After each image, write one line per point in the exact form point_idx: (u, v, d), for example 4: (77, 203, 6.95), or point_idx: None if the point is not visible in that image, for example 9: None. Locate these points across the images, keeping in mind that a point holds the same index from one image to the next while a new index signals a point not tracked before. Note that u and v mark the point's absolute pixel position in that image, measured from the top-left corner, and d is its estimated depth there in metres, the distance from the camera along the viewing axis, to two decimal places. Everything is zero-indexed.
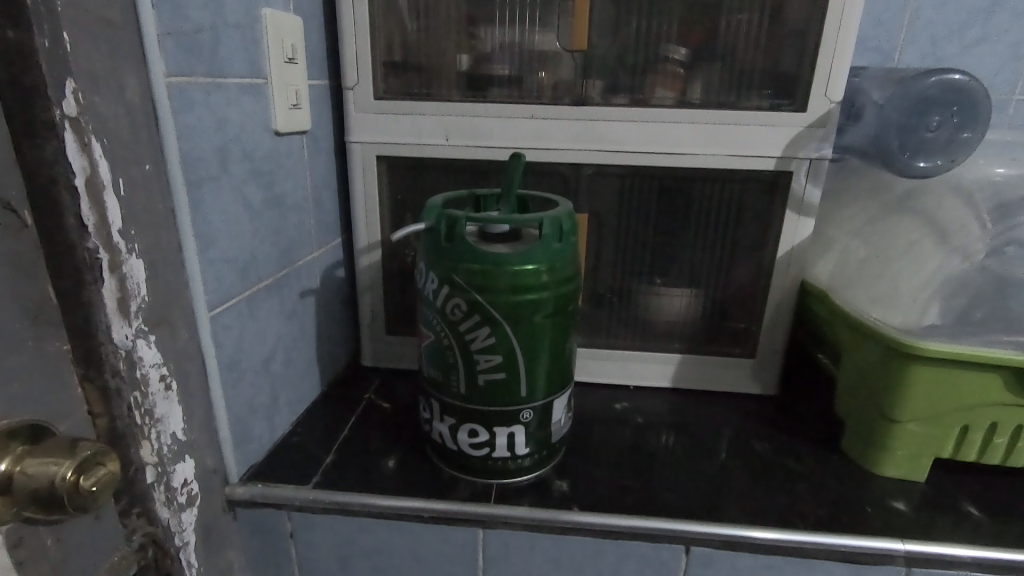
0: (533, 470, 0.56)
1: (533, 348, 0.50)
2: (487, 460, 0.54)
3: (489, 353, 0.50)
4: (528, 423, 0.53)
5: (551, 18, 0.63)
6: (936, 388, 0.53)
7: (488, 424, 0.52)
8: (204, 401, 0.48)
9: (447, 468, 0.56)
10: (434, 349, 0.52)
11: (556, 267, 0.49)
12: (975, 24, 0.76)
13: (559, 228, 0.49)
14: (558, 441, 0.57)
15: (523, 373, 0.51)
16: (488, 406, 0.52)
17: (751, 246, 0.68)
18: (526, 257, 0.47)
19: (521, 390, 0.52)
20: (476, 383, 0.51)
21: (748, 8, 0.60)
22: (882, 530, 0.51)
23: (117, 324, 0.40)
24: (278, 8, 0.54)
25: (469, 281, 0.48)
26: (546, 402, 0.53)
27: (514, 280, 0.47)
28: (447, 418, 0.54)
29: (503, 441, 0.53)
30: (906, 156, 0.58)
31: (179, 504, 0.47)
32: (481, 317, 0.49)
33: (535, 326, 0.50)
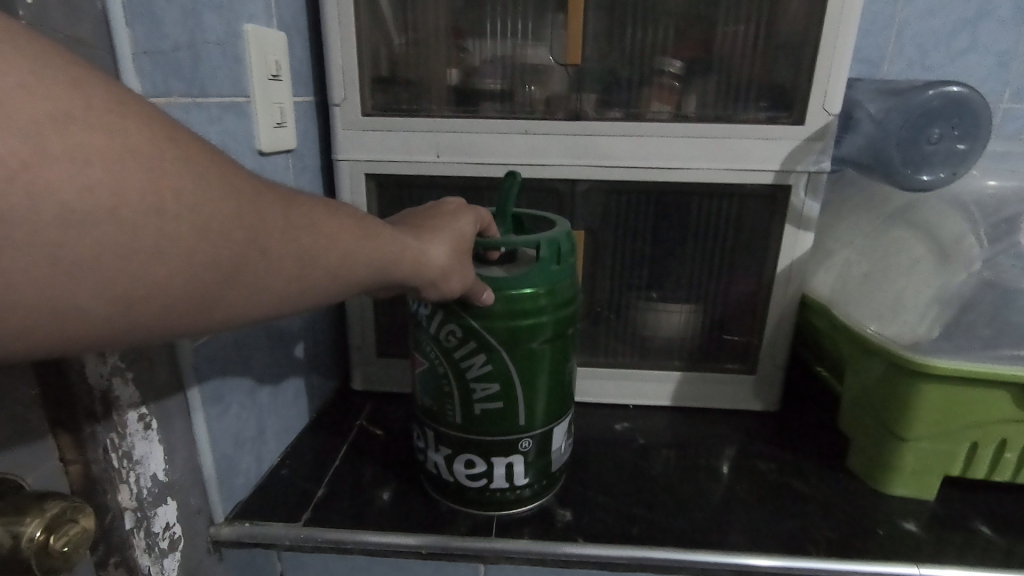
0: (533, 500, 0.54)
1: (532, 375, 0.48)
2: (484, 492, 0.52)
3: (486, 381, 0.48)
4: (527, 452, 0.51)
5: (543, 31, 0.62)
6: (945, 406, 0.52)
7: (486, 454, 0.50)
8: (187, 439, 0.46)
9: (445, 500, 0.54)
10: (428, 377, 0.50)
11: (554, 291, 0.47)
12: (962, 33, 0.77)
13: (557, 248, 0.47)
14: (559, 470, 0.55)
15: (522, 401, 0.49)
16: (486, 436, 0.50)
17: (750, 259, 0.67)
18: (524, 281, 0.45)
19: (521, 419, 0.50)
20: (473, 412, 0.49)
21: (742, 20, 0.59)
22: (895, 554, 0.50)
23: (92, 361, 0.38)
24: (261, 23, 0.52)
25: (463, 307, 0.45)
26: (545, 431, 0.51)
27: (511, 305, 0.45)
28: (443, 449, 0.52)
29: (501, 472, 0.51)
30: (909, 170, 0.57)
31: (161, 549, 0.45)
32: (478, 343, 0.47)
33: (533, 352, 0.48)
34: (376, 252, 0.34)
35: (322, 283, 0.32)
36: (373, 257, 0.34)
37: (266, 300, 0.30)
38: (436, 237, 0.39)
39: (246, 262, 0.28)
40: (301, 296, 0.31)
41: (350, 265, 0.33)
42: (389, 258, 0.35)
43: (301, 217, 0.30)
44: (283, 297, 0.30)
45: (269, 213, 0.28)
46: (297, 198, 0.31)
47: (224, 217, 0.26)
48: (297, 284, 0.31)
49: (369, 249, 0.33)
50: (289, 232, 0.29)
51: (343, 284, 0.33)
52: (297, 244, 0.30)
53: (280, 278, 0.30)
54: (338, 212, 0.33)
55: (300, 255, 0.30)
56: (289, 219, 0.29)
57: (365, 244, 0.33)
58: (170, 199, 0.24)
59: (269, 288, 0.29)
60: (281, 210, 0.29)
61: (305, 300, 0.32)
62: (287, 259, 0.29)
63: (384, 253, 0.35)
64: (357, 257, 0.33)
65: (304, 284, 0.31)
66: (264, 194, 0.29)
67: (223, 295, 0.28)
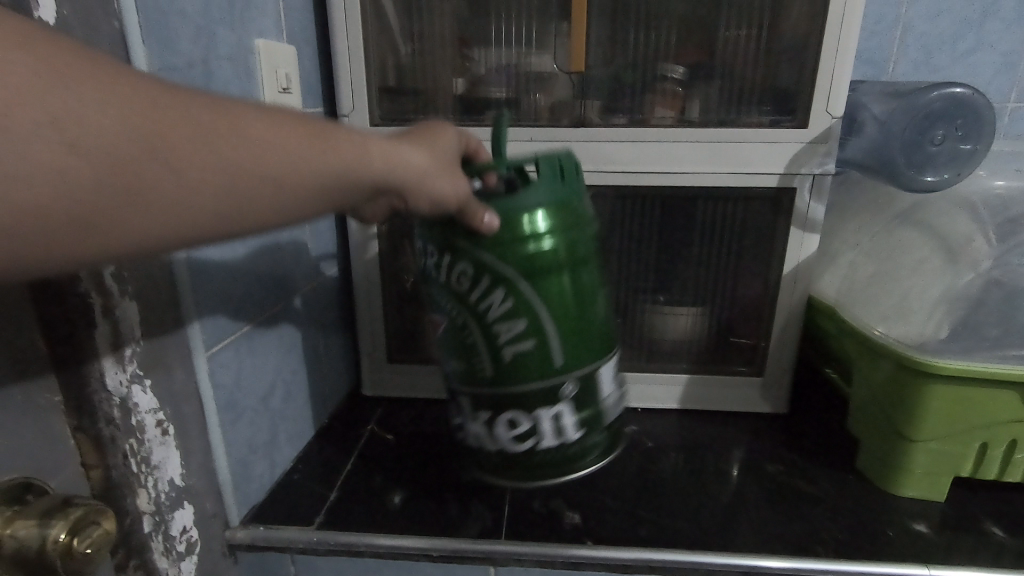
0: (589, 454, 0.50)
1: (559, 306, 0.44)
2: (534, 450, 0.48)
3: (510, 321, 0.44)
4: (573, 398, 0.47)
5: (546, 39, 0.64)
6: (954, 406, 0.52)
7: (530, 408, 0.47)
8: (203, 445, 0.47)
9: (497, 469, 0.50)
10: (450, 333, 0.47)
11: (566, 209, 0.44)
12: (967, 33, 0.77)
13: (556, 164, 0.45)
14: (611, 420, 0.51)
15: (555, 339, 0.45)
16: (522, 384, 0.46)
17: (756, 262, 0.67)
18: (526, 199, 0.42)
19: (557, 359, 0.45)
20: (503, 359, 0.45)
21: (744, 24, 0.61)
22: (903, 555, 0.50)
23: (111, 370, 0.39)
24: (271, 37, 0.53)
25: (467, 238, 0.42)
26: (588, 372, 0.47)
27: (519, 228, 0.42)
28: (482, 412, 0.48)
29: (547, 425, 0.47)
30: (913, 172, 0.57)
31: (179, 553, 0.46)
32: (492, 280, 0.43)
33: (557, 281, 0.44)
34: (330, 161, 0.30)
35: (265, 201, 0.28)
36: (322, 165, 0.30)
37: (199, 227, 0.27)
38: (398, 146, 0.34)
39: (157, 177, 0.25)
40: (243, 219, 0.28)
41: (294, 177, 0.29)
42: (344, 167, 0.31)
43: (215, 125, 0.26)
44: (219, 223, 0.28)
45: (169, 124, 0.25)
46: (211, 102, 0.27)
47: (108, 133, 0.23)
48: (231, 205, 0.27)
49: (313, 155, 0.30)
50: (203, 145, 0.26)
51: (293, 202, 0.30)
52: (216, 158, 0.26)
53: (205, 200, 0.26)
54: (271, 116, 0.29)
55: (222, 172, 0.26)
56: (200, 129, 0.26)
57: (307, 150, 0.29)
58: (37, 119, 0.22)
59: (195, 213, 0.26)
60: (188, 119, 0.25)
61: (254, 218, 0.29)
62: (206, 176, 0.26)
63: (336, 160, 0.31)
64: (303, 165, 0.29)
65: (240, 205, 0.28)
66: (162, 100, 0.25)
67: (139, 217, 0.25)
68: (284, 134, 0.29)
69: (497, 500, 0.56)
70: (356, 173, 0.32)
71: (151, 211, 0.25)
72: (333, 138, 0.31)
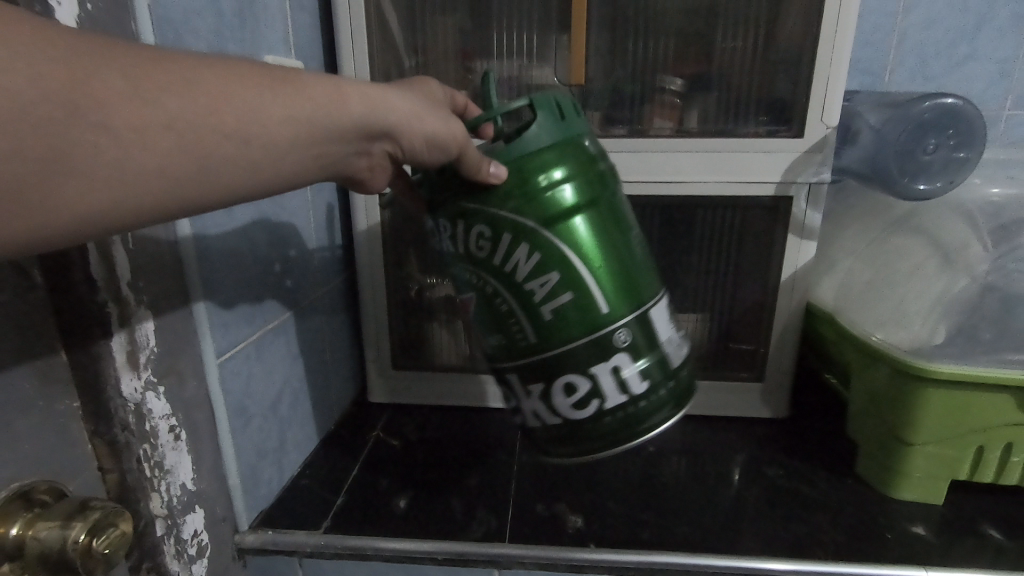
0: (666, 410, 0.44)
1: (588, 247, 0.40)
2: (603, 414, 0.42)
3: (541, 274, 0.40)
4: (631, 347, 0.42)
5: (547, 52, 0.66)
6: (950, 410, 0.53)
7: (585, 369, 0.41)
8: (213, 450, 0.48)
9: (568, 449, 0.44)
10: (482, 311, 0.43)
11: (574, 144, 0.41)
12: (962, 42, 0.78)
13: (553, 104, 0.41)
14: (682, 368, 0.45)
15: (595, 284, 0.40)
16: (571, 342, 0.41)
17: (754, 269, 0.69)
18: (528, 140, 0.39)
19: (601, 307, 0.41)
20: (544, 320, 0.40)
21: (740, 36, 0.63)
22: (902, 558, 0.51)
23: (126, 377, 0.40)
24: (279, 53, 0.55)
25: (476, 198, 0.39)
26: (639, 315, 0.42)
27: (528, 170, 0.39)
28: (534, 385, 0.43)
29: (609, 382, 0.41)
30: (906, 180, 0.58)
31: (190, 556, 0.47)
32: (511, 233, 0.39)
33: (580, 221, 0.40)
34: (294, 112, 0.30)
35: (223, 155, 0.28)
36: (278, 112, 0.29)
37: (157, 188, 0.27)
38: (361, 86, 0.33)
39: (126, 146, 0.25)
40: (210, 177, 0.28)
41: (249, 126, 0.28)
42: (300, 114, 0.30)
43: (154, 76, 0.25)
44: (179, 184, 0.27)
45: (101, 77, 0.24)
46: (147, 53, 0.26)
47: (34, 92, 0.22)
48: (188, 163, 0.27)
49: (265, 102, 0.29)
50: (142, 98, 0.25)
51: (254, 155, 0.29)
52: (161, 111, 0.25)
53: (157, 158, 0.26)
54: (213, 63, 0.28)
55: (170, 126, 0.26)
56: (136, 82, 0.25)
57: (258, 97, 0.29)
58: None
59: (150, 174, 0.26)
60: (122, 73, 0.25)
61: (230, 176, 0.29)
62: (154, 131, 0.25)
63: (291, 106, 0.30)
64: (268, 118, 0.29)
65: (197, 162, 0.27)
66: (99, 54, 0.24)
67: (116, 189, 0.25)
68: (242, 87, 0.28)
69: (500, 504, 0.57)
70: (323, 121, 0.31)
71: (126, 182, 0.25)
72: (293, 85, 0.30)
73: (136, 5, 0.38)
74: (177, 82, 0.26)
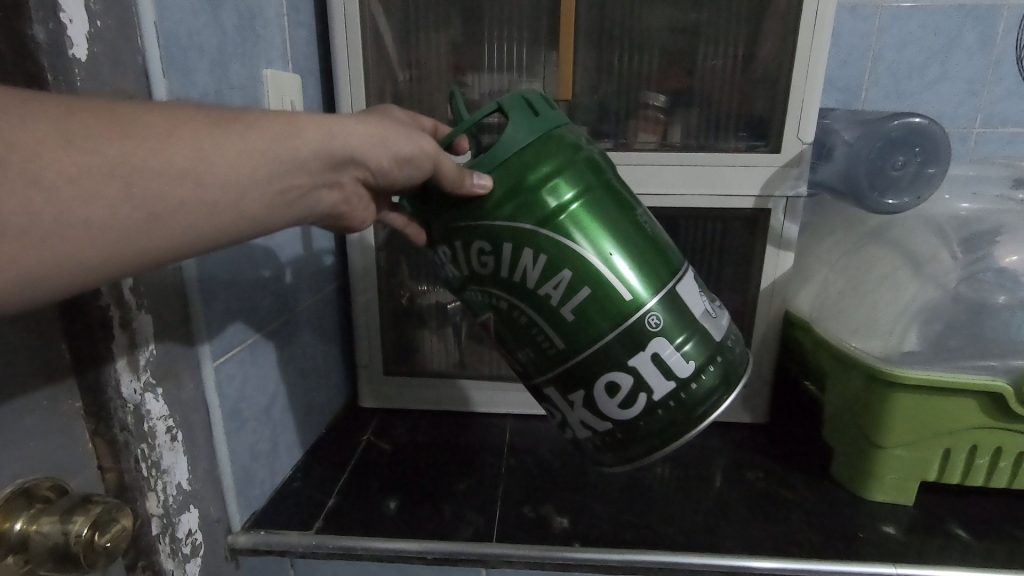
0: (716, 383, 0.44)
1: (595, 236, 0.41)
2: (655, 403, 0.42)
3: (553, 275, 0.41)
4: (664, 329, 0.42)
5: (537, 68, 0.69)
6: (919, 412, 0.55)
7: (623, 364, 0.41)
8: (208, 450, 0.49)
9: (627, 449, 0.44)
10: (503, 328, 0.44)
11: (554, 136, 0.42)
12: (933, 62, 0.81)
13: (523, 103, 0.42)
14: (722, 337, 0.45)
15: (610, 275, 0.41)
16: (596, 340, 0.41)
17: (734, 277, 0.72)
18: (513, 141, 0.41)
19: (624, 295, 0.41)
20: (567, 322, 0.41)
21: (720, 55, 0.66)
22: (874, 556, 0.53)
23: (126, 378, 0.41)
24: (278, 67, 0.57)
25: (470, 214, 0.41)
26: (664, 295, 0.42)
27: (519, 171, 0.40)
28: (574, 394, 0.43)
29: (651, 370, 0.42)
30: (876, 195, 0.61)
31: (184, 555, 0.48)
32: (514, 240, 0.41)
33: (583, 211, 0.41)
34: (248, 152, 0.31)
35: (173, 199, 0.29)
36: (225, 151, 0.30)
37: (105, 240, 0.27)
38: (311, 118, 0.35)
39: (81, 197, 0.26)
40: (172, 219, 0.29)
41: (197, 167, 0.29)
42: (249, 151, 0.31)
43: (101, 125, 0.27)
44: (129, 233, 0.28)
45: (40, 134, 0.25)
46: (96, 106, 0.27)
47: None
48: (144, 208, 0.28)
49: (214, 143, 0.30)
50: (85, 149, 0.26)
51: (206, 197, 0.30)
52: (106, 159, 0.26)
53: (102, 209, 0.27)
54: (150, 109, 0.29)
55: (112, 174, 0.27)
56: (78, 134, 0.26)
57: (205, 138, 0.30)
58: None
59: (96, 227, 0.27)
60: (51, 125, 0.25)
61: (193, 218, 0.30)
62: (94, 180, 0.26)
63: (239, 145, 0.31)
64: (220, 158, 0.30)
65: (147, 209, 0.28)
66: (50, 110, 0.26)
67: (75, 241, 0.26)
68: (190, 131, 0.29)
69: (488, 506, 0.59)
70: (278, 158, 0.33)
71: (85, 232, 0.27)
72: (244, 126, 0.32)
73: (142, 22, 0.40)
74: (125, 131, 0.27)
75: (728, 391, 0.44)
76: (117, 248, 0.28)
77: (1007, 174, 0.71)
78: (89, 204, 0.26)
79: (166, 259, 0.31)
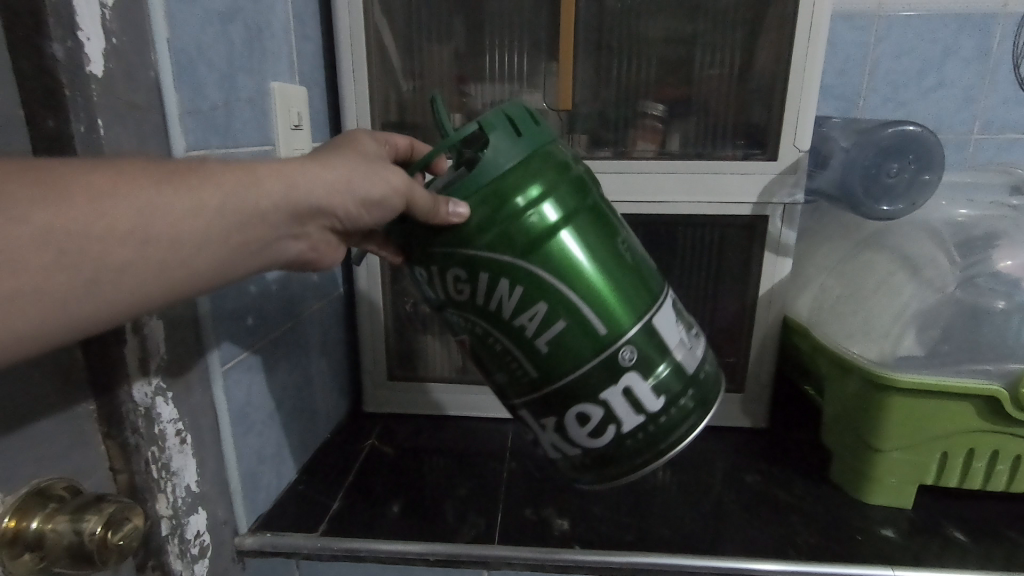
0: (687, 417, 0.45)
1: (572, 270, 0.41)
2: (622, 435, 0.44)
3: (528, 307, 0.41)
4: (637, 364, 0.43)
5: (538, 78, 0.70)
6: (913, 417, 0.56)
7: (595, 395, 0.43)
8: (216, 453, 0.50)
9: (597, 474, 0.46)
10: (480, 350, 0.45)
11: (537, 161, 0.41)
12: (930, 70, 0.82)
13: (506, 121, 0.41)
14: (697, 369, 0.46)
15: (586, 309, 0.42)
16: (570, 371, 0.42)
17: (733, 282, 0.73)
18: (494, 161, 0.40)
19: (598, 329, 0.42)
20: (540, 352, 0.42)
21: (717, 65, 0.67)
22: (872, 558, 0.53)
23: (138, 382, 0.42)
24: (285, 80, 0.59)
25: (448, 240, 0.41)
26: (640, 330, 0.43)
27: (500, 198, 0.40)
28: (547, 419, 0.44)
29: (621, 404, 0.43)
30: (870, 202, 0.62)
31: (193, 556, 0.49)
32: (490, 270, 0.41)
33: (562, 240, 0.41)
34: (198, 208, 0.32)
35: (117, 261, 0.29)
36: (173, 210, 0.31)
37: (45, 306, 0.28)
38: (271, 168, 0.35)
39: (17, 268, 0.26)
40: (117, 280, 0.30)
41: (144, 227, 0.30)
42: (197, 208, 0.32)
43: (42, 191, 0.27)
44: (64, 299, 0.28)
45: None
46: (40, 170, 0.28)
47: None
48: (86, 272, 0.29)
49: (161, 201, 0.30)
50: (25, 217, 0.26)
51: (155, 255, 0.31)
52: (46, 226, 0.27)
53: (40, 276, 0.27)
54: (93, 169, 0.29)
55: (52, 241, 0.27)
56: (17, 202, 0.26)
57: (152, 198, 0.30)
58: None
59: (29, 295, 0.27)
60: None
61: (140, 278, 0.31)
62: (34, 248, 0.26)
63: (185, 204, 0.31)
64: (169, 217, 0.31)
65: (86, 273, 0.28)
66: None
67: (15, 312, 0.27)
68: (136, 191, 0.30)
69: (491, 509, 0.60)
70: (231, 212, 0.33)
71: (25, 301, 0.27)
72: (196, 182, 0.32)
73: (156, 39, 0.42)
74: (66, 196, 0.28)
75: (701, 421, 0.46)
76: (60, 313, 0.28)
77: (1003, 180, 0.72)
78: (27, 274, 0.26)
79: (106, 321, 0.31)
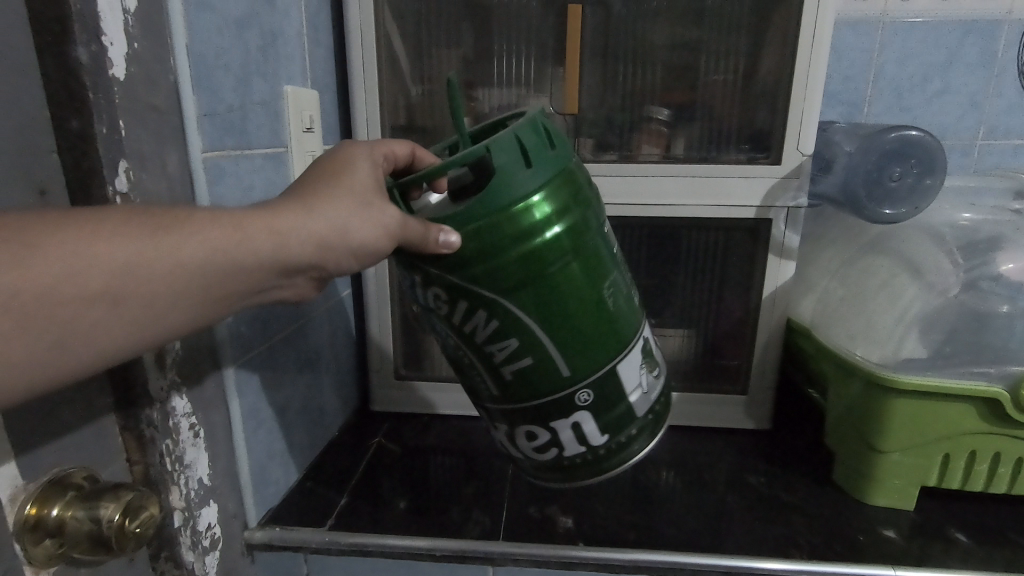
0: (627, 459, 0.48)
1: (548, 311, 0.42)
2: (561, 460, 0.47)
3: (501, 339, 0.42)
4: (590, 406, 0.45)
5: (545, 83, 0.71)
6: (916, 419, 0.56)
7: (546, 421, 0.45)
8: (228, 448, 0.51)
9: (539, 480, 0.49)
10: (449, 354, 0.46)
11: (540, 197, 0.40)
12: (935, 77, 0.83)
13: (517, 150, 0.39)
14: (650, 411, 0.48)
15: (554, 351, 0.43)
16: (529, 399, 0.44)
17: (738, 285, 0.74)
18: (501, 189, 0.39)
19: (563, 369, 0.43)
20: (503, 376, 0.44)
21: (722, 71, 0.68)
22: (874, 558, 0.54)
23: (154, 376, 0.43)
24: (297, 84, 0.60)
25: (438, 264, 0.40)
26: (601, 378, 0.44)
27: (495, 233, 0.39)
28: (501, 425, 0.47)
29: (568, 437, 0.45)
30: (872, 205, 0.63)
31: (204, 547, 0.50)
32: (468, 300, 0.41)
33: (551, 275, 0.41)
34: (176, 265, 0.31)
35: (89, 321, 0.29)
36: (151, 267, 0.30)
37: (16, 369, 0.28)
38: (257, 219, 0.34)
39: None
40: (90, 339, 0.30)
41: (119, 286, 0.30)
42: (175, 265, 0.31)
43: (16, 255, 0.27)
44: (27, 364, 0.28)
45: None
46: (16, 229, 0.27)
47: None
48: (58, 334, 0.29)
49: (138, 259, 0.30)
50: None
51: (129, 313, 0.31)
52: (19, 292, 0.27)
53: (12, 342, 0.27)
54: (72, 226, 0.29)
55: (24, 307, 0.27)
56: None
57: (129, 256, 0.30)
58: None
59: None
60: None
61: (112, 335, 0.31)
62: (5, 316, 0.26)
63: (163, 261, 0.31)
64: (144, 276, 0.30)
65: (57, 335, 0.29)
66: None
67: None
68: (113, 252, 0.29)
69: (496, 506, 0.60)
70: (209, 268, 0.33)
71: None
72: (177, 238, 0.31)
73: (175, 42, 0.43)
74: (40, 259, 0.27)
75: (641, 452, 0.48)
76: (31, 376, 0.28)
77: (1007, 185, 0.72)
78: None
79: (79, 375, 0.31)
